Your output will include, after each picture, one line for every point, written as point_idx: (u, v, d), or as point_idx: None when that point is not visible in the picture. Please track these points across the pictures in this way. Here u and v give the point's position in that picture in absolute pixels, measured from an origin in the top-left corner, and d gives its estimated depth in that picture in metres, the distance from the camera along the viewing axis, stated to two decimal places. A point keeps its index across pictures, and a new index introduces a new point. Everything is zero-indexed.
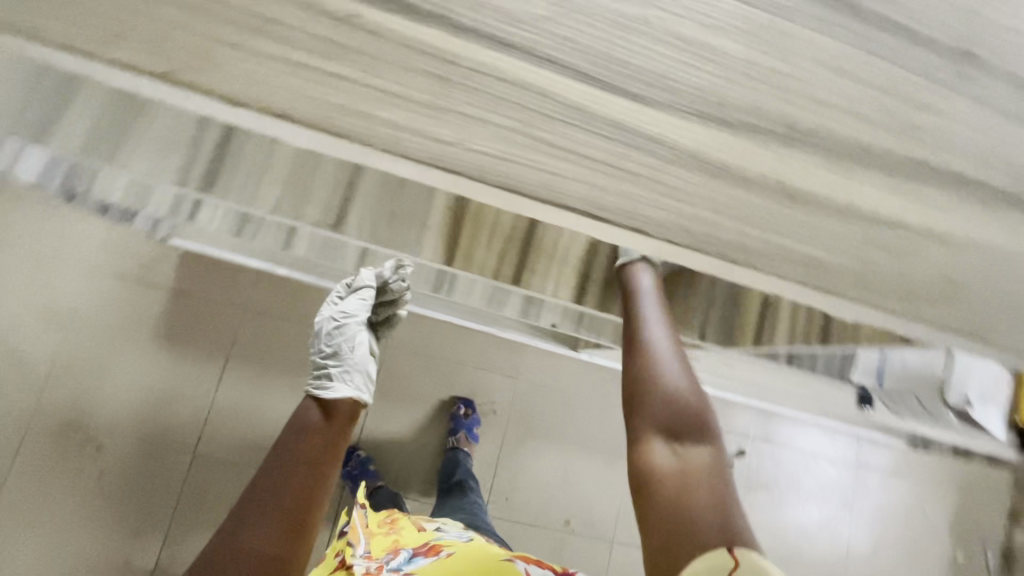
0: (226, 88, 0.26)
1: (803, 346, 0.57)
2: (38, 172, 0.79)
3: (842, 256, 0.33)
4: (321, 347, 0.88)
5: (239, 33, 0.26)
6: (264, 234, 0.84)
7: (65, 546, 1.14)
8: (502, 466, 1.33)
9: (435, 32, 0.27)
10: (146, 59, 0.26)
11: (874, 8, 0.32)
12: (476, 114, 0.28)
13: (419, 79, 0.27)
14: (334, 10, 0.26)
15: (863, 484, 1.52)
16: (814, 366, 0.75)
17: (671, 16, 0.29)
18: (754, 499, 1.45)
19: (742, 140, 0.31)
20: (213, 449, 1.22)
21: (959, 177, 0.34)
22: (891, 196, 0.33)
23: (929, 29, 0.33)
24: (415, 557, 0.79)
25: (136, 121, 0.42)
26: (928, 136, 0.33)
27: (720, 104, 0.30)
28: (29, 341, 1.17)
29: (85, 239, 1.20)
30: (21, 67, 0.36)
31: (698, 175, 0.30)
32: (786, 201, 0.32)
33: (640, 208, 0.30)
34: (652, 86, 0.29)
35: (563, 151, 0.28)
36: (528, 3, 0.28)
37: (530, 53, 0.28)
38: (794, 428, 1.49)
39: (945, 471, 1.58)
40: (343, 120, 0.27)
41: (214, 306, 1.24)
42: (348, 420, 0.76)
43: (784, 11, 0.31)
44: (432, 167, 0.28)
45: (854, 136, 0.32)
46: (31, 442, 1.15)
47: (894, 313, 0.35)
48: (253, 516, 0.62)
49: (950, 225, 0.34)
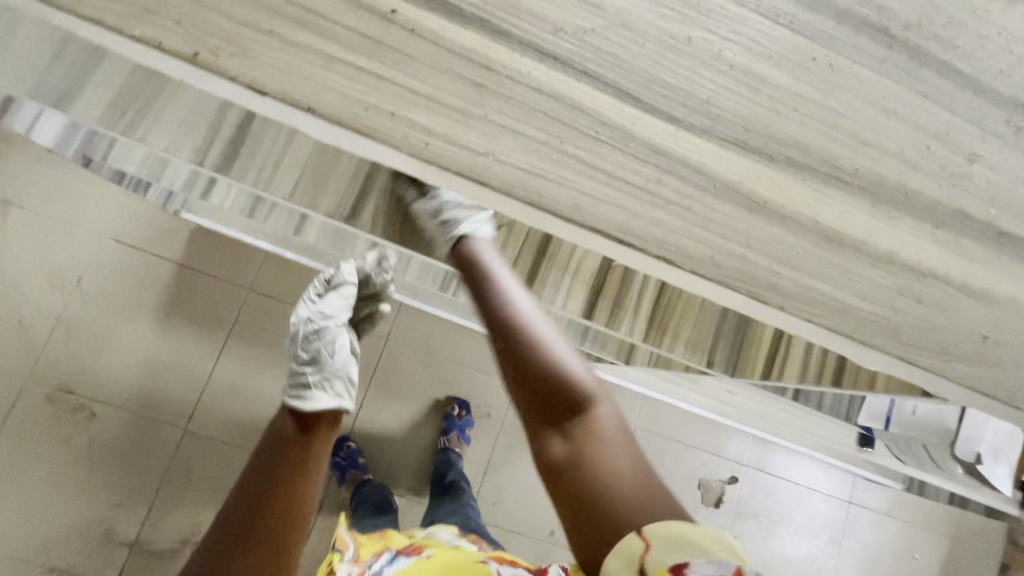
0: (250, 75, 0.25)
1: (816, 388, 0.55)
2: (56, 137, 0.79)
3: (879, 307, 0.31)
4: (297, 353, 0.87)
5: (268, 18, 0.25)
6: (277, 219, 0.84)
7: (50, 510, 1.14)
8: (492, 471, 1.32)
9: (474, 35, 0.26)
10: (166, 35, 0.24)
11: (942, 50, 0.29)
12: (508, 124, 0.27)
13: (452, 81, 0.26)
14: (372, 3, 0.25)
15: (854, 523, 1.50)
16: (819, 403, 0.73)
17: (719, 39, 0.27)
18: (742, 528, 1.43)
19: (784, 175, 0.29)
20: (205, 427, 1.21)
21: (1007, 235, 0.32)
22: (938, 248, 0.31)
23: (1002, 75, 0.30)
24: (396, 558, 0.76)
25: (157, 98, 0.41)
26: (981, 190, 0.31)
27: (763, 136, 0.29)
28: (32, 303, 1.17)
29: (98, 206, 1.20)
30: (43, 33, 0.35)
31: (734, 207, 0.29)
32: (825, 244, 0.30)
33: (672, 237, 0.28)
34: (694, 110, 0.28)
35: (597, 171, 0.27)
36: (571, 12, 0.26)
37: (569, 66, 0.26)
38: (790, 460, 1.47)
39: (938, 517, 1.55)
40: (369, 118, 0.25)
41: (219, 283, 1.24)
42: (330, 429, 0.74)
43: (842, 44, 0.29)
44: (458, 175, 0.26)
45: (903, 181, 0.30)
46: (27, 403, 1.15)
47: (930, 374, 0.32)
48: (233, 543, 0.60)
49: (996, 285, 0.32)
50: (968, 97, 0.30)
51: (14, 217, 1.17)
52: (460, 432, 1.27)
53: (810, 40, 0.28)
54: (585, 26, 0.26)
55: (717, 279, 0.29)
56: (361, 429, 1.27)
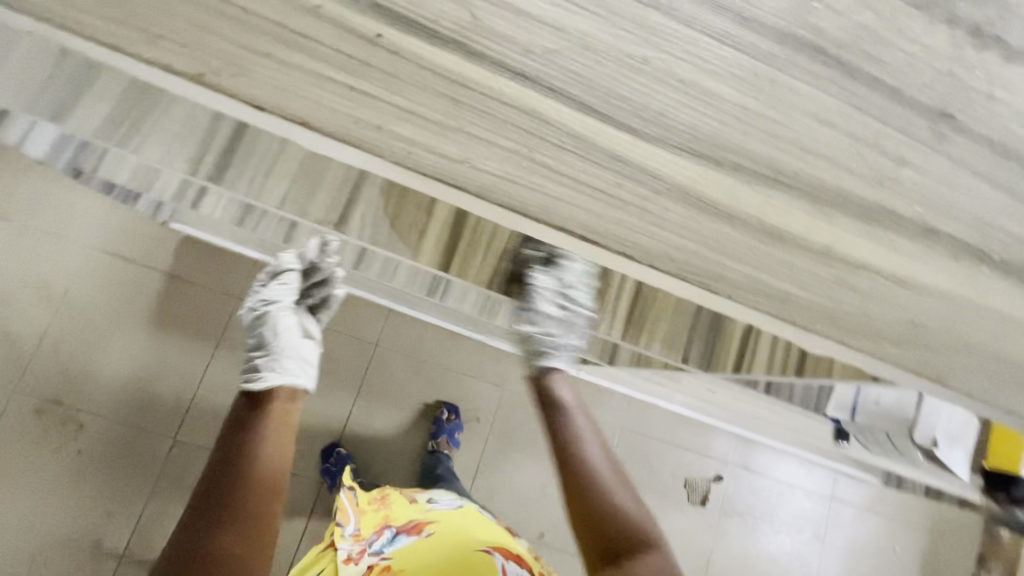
0: (251, 93, 0.28)
1: (781, 377, 0.59)
2: (46, 148, 0.80)
3: (811, 293, 0.36)
4: (250, 339, 0.95)
5: (263, 41, 0.27)
6: (268, 229, 0.87)
7: (36, 522, 1.13)
8: (482, 474, 1.34)
9: (452, 58, 0.28)
10: (174, 58, 0.27)
11: (869, 68, 0.33)
12: (483, 135, 0.30)
13: (432, 97, 0.29)
14: (357, 28, 0.28)
15: (836, 518, 1.54)
16: (791, 396, 0.76)
17: (672, 58, 0.30)
18: (728, 525, 1.47)
19: (728, 178, 0.33)
20: (195, 435, 1.21)
21: (929, 230, 0.36)
22: (862, 240, 0.35)
23: (923, 89, 0.34)
24: (397, 536, 0.82)
25: (154, 111, 0.43)
26: (906, 189, 0.35)
27: (711, 144, 0.32)
28: (18, 315, 1.17)
29: (85, 218, 1.20)
30: (49, 53, 0.38)
31: (684, 207, 0.33)
32: (762, 237, 0.34)
33: (628, 234, 0.32)
34: (649, 121, 0.31)
35: (563, 177, 0.31)
36: (538, 36, 0.29)
37: (538, 83, 0.29)
38: (773, 458, 1.51)
39: (917, 510, 1.60)
40: (358, 131, 0.29)
41: (207, 292, 1.25)
42: (288, 400, 0.80)
43: (782, 61, 0.32)
44: (438, 181, 0.30)
45: (835, 183, 0.34)
46: (13, 416, 1.15)
47: (856, 350, 0.38)
48: (211, 522, 0.62)
49: (916, 272, 0.37)
50: (895, 108, 0.33)
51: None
52: (449, 436, 1.29)
53: (754, 58, 0.31)
54: (550, 46, 0.29)
55: (670, 271, 0.34)
56: (351, 435, 1.29)
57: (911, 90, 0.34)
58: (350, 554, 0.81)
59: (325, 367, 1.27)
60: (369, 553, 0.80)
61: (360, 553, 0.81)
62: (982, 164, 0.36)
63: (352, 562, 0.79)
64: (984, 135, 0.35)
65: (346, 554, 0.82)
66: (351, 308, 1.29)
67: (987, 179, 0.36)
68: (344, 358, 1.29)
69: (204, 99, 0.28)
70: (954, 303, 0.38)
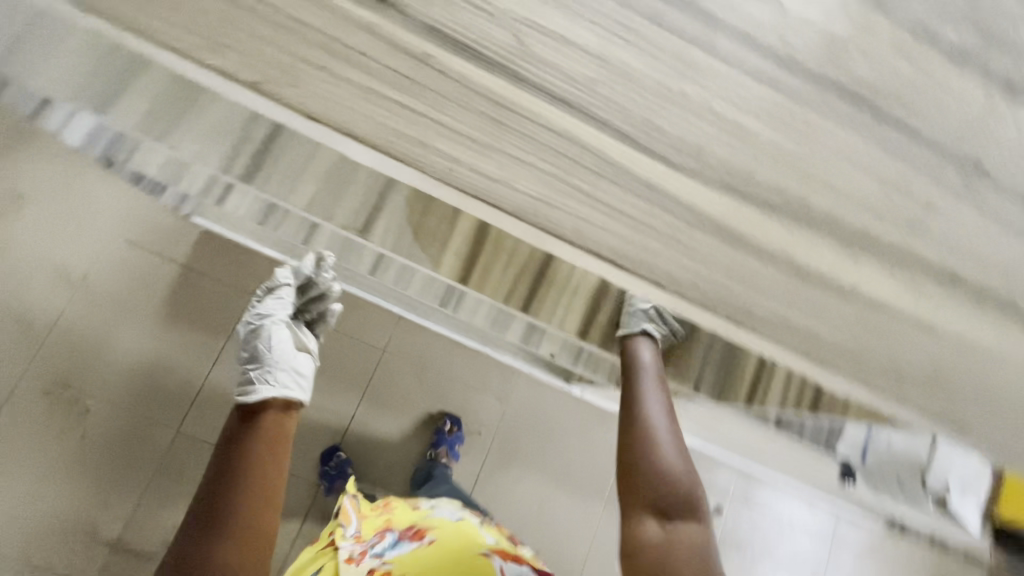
0: (303, 103, 0.28)
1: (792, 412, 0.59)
2: (82, 136, 0.83)
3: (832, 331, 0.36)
4: (244, 355, 0.92)
5: (318, 55, 0.28)
6: (288, 227, 0.90)
7: (34, 505, 1.13)
8: (479, 488, 1.33)
9: (499, 82, 0.29)
10: (233, 66, 0.28)
11: (898, 113, 0.34)
12: (524, 158, 0.30)
13: (477, 118, 0.30)
14: (410, 47, 0.29)
15: (837, 561, 1.50)
16: (801, 432, 0.76)
17: (707, 94, 0.32)
18: (725, 560, 1.44)
19: (756, 213, 0.33)
20: (198, 428, 1.22)
21: (953, 276, 0.36)
22: (885, 281, 0.36)
23: (950, 138, 0.34)
24: (399, 541, 0.82)
25: None
26: (932, 234, 0.35)
27: (741, 178, 0.33)
28: (36, 297, 1.19)
29: (109, 206, 1.23)
30: None
31: (712, 238, 0.33)
32: (788, 273, 0.35)
33: (653, 260, 0.33)
34: (683, 153, 0.32)
35: (597, 203, 0.31)
36: (581, 65, 0.30)
37: (579, 111, 0.30)
38: (775, 494, 1.48)
39: (921, 559, 1.56)
40: (403, 145, 0.29)
41: (221, 287, 1.26)
42: (281, 412, 0.77)
43: (813, 102, 0.33)
44: (477, 200, 0.31)
45: (861, 224, 0.34)
46: (22, 396, 1.16)
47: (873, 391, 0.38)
48: (206, 533, 0.62)
49: (938, 318, 0.37)
50: (923, 154, 0.34)
51: (26, 212, 1.20)
52: (450, 447, 1.28)
53: (786, 98, 0.32)
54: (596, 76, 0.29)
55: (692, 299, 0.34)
56: (352, 438, 1.29)
57: (938, 138, 0.34)
58: (350, 554, 0.82)
59: (332, 369, 1.28)
60: (369, 554, 0.81)
61: (362, 554, 0.82)
62: (1007, 215, 0.36)
63: (352, 563, 0.79)
64: (1010, 186, 0.36)
65: (347, 552, 0.83)
66: (361, 312, 1.29)
67: (1013, 229, 0.36)
68: (351, 362, 1.29)
69: (256, 104, 0.29)
70: (973, 350, 0.38)
